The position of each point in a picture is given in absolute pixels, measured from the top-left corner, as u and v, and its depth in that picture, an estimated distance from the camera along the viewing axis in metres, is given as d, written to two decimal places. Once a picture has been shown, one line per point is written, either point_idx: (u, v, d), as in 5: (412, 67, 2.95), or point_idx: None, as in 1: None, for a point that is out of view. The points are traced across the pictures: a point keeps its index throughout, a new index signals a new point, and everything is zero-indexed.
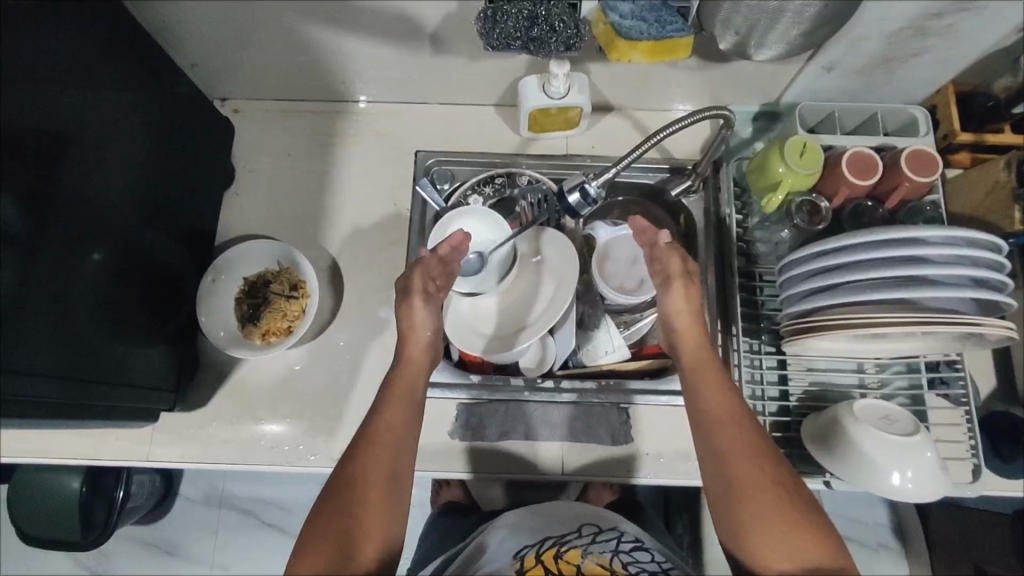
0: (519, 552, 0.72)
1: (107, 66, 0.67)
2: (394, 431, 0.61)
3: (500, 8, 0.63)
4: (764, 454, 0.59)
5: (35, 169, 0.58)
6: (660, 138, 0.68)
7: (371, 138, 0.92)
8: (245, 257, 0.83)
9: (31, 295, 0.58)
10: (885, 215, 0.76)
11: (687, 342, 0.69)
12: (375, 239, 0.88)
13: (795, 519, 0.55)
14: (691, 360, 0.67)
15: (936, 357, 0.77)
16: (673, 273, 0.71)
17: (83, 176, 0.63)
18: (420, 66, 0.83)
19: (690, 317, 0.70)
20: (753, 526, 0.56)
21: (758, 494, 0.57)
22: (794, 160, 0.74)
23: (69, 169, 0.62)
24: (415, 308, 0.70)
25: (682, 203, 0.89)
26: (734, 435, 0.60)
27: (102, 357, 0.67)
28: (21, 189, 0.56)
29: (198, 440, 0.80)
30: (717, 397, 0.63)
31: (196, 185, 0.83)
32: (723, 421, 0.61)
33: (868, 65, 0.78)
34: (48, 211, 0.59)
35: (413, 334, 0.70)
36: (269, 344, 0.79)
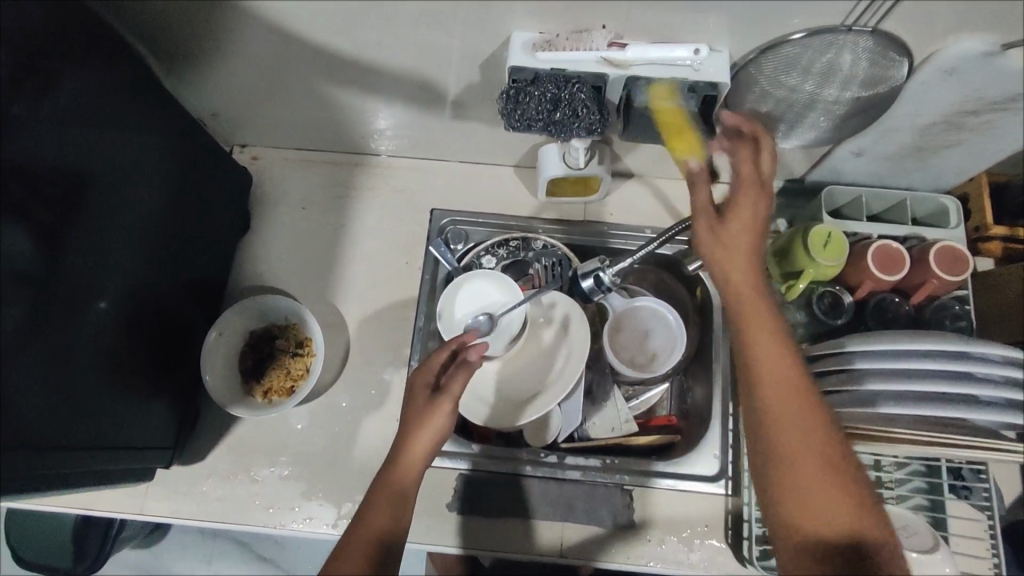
0: None
1: (133, 112, 0.68)
2: (391, 530, 0.56)
3: (523, 90, 0.63)
4: (817, 416, 0.52)
5: (53, 206, 0.58)
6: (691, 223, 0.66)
7: (387, 193, 0.91)
8: (249, 313, 0.81)
9: (37, 339, 0.57)
10: (910, 312, 0.74)
11: (731, 261, 0.58)
12: (385, 297, 0.87)
13: (846, 491, 0.49)
14: (740, 300, 0.57)
15: (958, 461, 0.74)
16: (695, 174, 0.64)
17: (101, 231, 0.64)
18: (440, 127, 0.83)
19: (748, 236, 0.59)
20: (792, 471, 0.50)
21: (809, 456, 0.50)
22: (817, 251, 0.72)
23: (86, 224, 0.62)
24: (443, 406, 0.61)
25: (699, 276, 0.88)
26: (778, 363, 0.53)
27: (99, 414, 0.66)
28: (39, 238, 0.56)
29: (193, 497, 0.78)
30: (751, 297, 0.57)
31: (211, 234, 0.83)
32: (774, 377, 0.53)
33: (898, 154, 0.76)
34: (64, 255, 0.59)
35: (424, 426, 0.60)
36: (270, 403, 0.78)
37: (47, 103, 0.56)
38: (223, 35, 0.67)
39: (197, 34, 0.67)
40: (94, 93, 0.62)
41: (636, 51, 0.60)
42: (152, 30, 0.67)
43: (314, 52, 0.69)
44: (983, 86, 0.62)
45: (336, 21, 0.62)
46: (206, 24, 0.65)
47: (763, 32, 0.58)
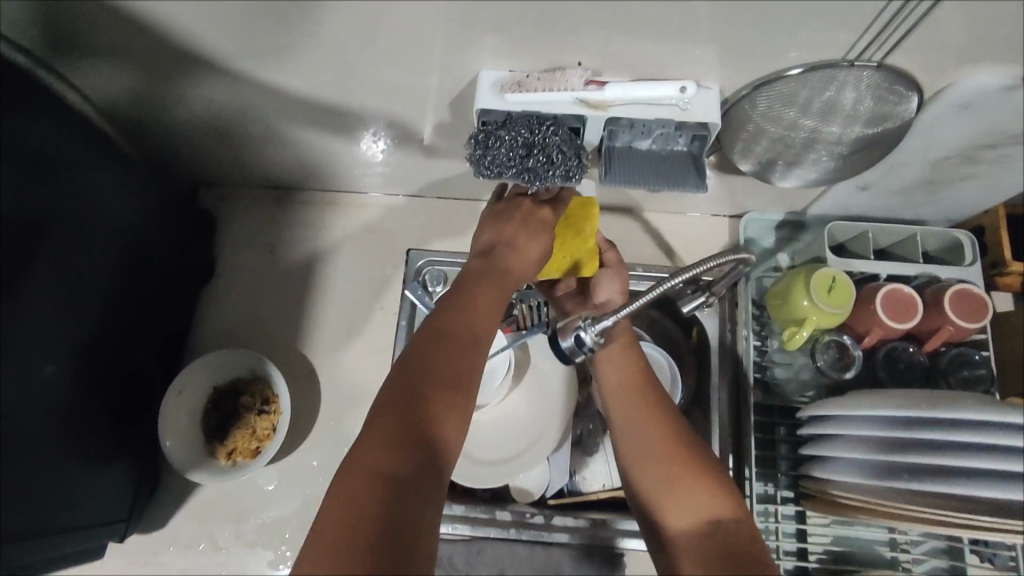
0: None
1: (86, 155, 0.63)
2: (440, 372, 0.47)
3: (493, 133, 0.57)
4: (669, 426, 0.57)
5: None
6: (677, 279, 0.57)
7: (361, 232, 0.86)
8: (213, 368, 0.76)
9: None
10: (925, 362, 0.68)
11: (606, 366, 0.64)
12: (359, 345, 0.81)
13: (691, 473, 0.53)
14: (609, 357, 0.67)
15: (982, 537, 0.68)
16: (607, 263, 0.71)
17: (47, 294, 0.58)
18: (414, 164, 0.77)
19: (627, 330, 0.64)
20: (647, 463, 0.56)
21: (659, 444, 0.56)
22: (821, 295, 0.66)
23: (29, 285, 0.56)
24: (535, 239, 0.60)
25: (695, 316, 0.82)
26: (631, 397, 0.60)
27: (44, 493, 0.60)
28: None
29: (153, 568, 0.73)
30: (622, 366, 0.63)
31: (170, 283, 0.78)
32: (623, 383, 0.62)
33: (907, 188, 0.70)
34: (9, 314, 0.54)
35: (522, 256, 0.58)
36: (234, 467, 0.72)
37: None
38: (172, 78, 0.62)
39: (144, 79, 0.62)
40: (34, 144, 0.56)
41: (615, 90, 0.54)
42: (94, 76, 0.62)
43: (270, 93, 0.63)
44: (1002, 121, 0.56)
45: (289, 63, 0.57)
46: (150, 68, 0.60)
47: (756, 68, 0.52)
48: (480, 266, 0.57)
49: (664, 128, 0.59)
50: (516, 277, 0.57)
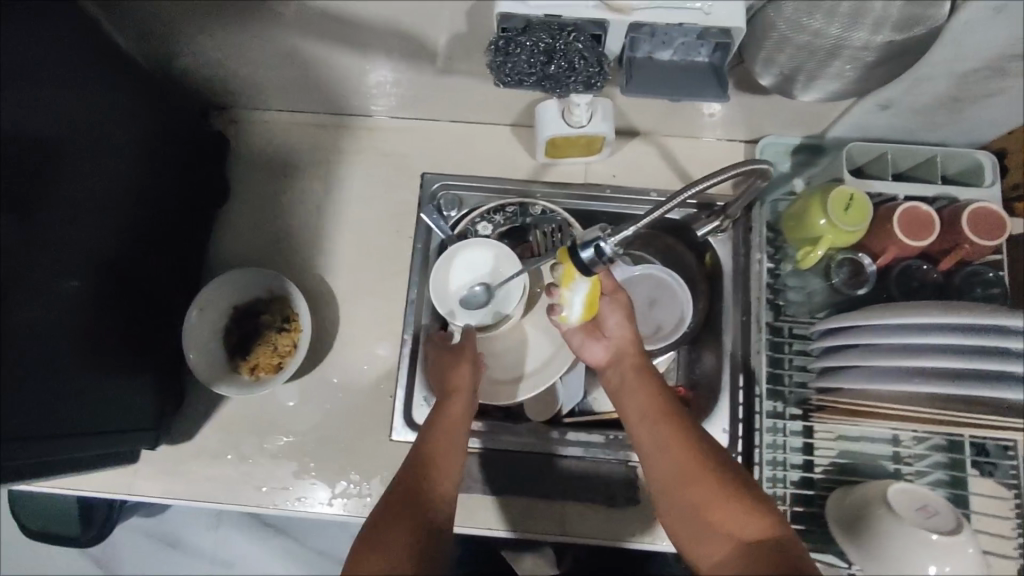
0: None
1: (97, 72, 0.63)
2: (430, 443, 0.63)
3: (513, 39, 0.56)
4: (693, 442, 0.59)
5: (27, 176, 0.54)
6: (695, 191, 0.59)
7: (375, 156, 0.85)
8: (235, 287, 0.77)
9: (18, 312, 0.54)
10: (938, 279, 0.68)
11: (635, 388, 0.65)
12: (374, 267, 0.82)
13: (727, 495, 0.55)
14: (624, 358, 0.68)
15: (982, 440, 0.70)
16: (608, 290, 0.70)
17: (54, 212, 0.58)
18: (426, 82, 0.77)
19: (630, 342, 0.69)
20: (681, 484, 0.57)
21: (691, 475, 0.57)
22: (838, 214, 0.66)
23: (48, 196, 0.57)
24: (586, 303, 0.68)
25: (708, 241, 0.83)
26: (655, 424, 0.61)
27: (64, 407, 0.61)
28: (19, 221, 0.54)
29: (181, 476, 0.76)
30: (636, 390, 0.65)
31: (185, 201, 0.78)
32: (649, 408, 0.63)
33: (930, 106, 0.69)
34: (38, 223, 0.56)
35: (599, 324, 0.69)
36: (257, 381, 0.75)
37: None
38: None
39: None
40: (49, 56, 0.57)
41: None
42: None
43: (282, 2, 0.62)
44: None
45: None
46: None
47: None
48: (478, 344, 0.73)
49: (685, 37, 0.57)
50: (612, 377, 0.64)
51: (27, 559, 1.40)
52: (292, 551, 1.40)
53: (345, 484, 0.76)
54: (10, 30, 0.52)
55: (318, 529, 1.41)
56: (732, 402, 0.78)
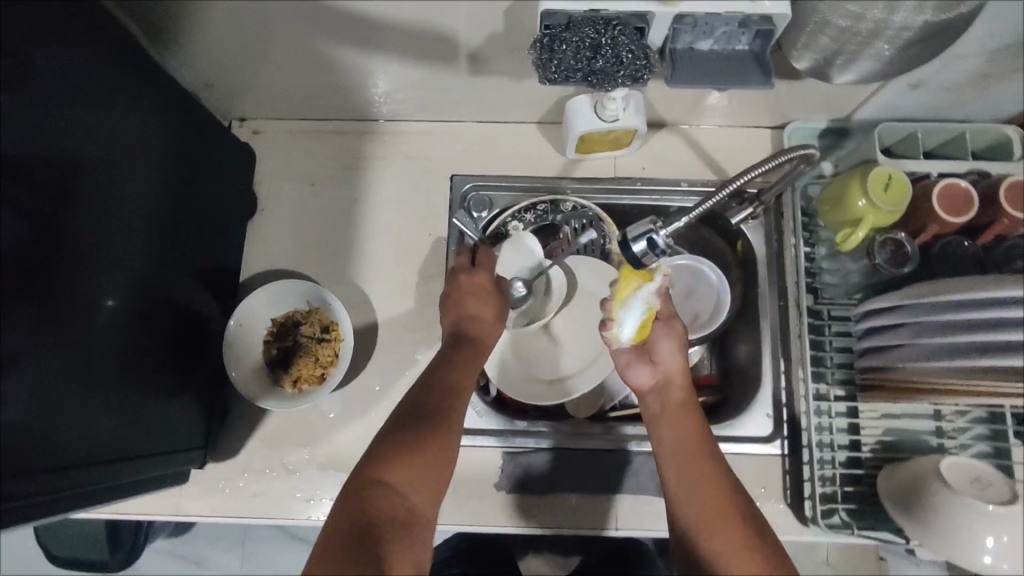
0: None
1: (121, 87, 0.62)
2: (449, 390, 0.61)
3: (558, 35, 0.56)
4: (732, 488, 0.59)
5: (48, 197, 0.53)
6: (745, 180, 0.62)
7: (402, 160, 0.85)
8: (273, 299, 0.77)
9: (49, 333, 0.53)
10: (978, 253, 0.69)
11: (676, 422, 0.64)
12: (409, 272, 0.82)
13: (753, 550, 0.54)
14: (670, 392, 0.67)
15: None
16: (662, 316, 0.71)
17: (84, 231, 0.57)
18: (455, 83, 0.76)
19: (680, 375, 0.68)
20: (708, 532, 0.56)
21: (723, 517, 0.57)
22: (878, 194, 0.67)
23: (77, 215, 0.56)
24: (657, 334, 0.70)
25: (740, 229, 0.83)
26: (694, 464, 0.61)
27: (108, 429, 0.60)
28: (42, 242, 0.53)
29: (228, 493, 0.76)
30: (679, 425, 0.64)
31: (218, 216, 0.77)
32: (690, 445, 0.62)
33: (960, 83, 0.70)
34: (63, 242, 0.55)
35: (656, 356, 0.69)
36: (302, 393, 0.74)
37: (18, 92, 0.50)
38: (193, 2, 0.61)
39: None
40: (74, 75, 0.56)
41: None
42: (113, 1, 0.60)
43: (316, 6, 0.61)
44: None
45: None
46: None
47: None
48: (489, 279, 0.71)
49: (727, 26, 0.58)
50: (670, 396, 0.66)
51: None
52: None
53: None
54: (23, 50, 0.51)
55: None
56: (775, 386, 0.78)
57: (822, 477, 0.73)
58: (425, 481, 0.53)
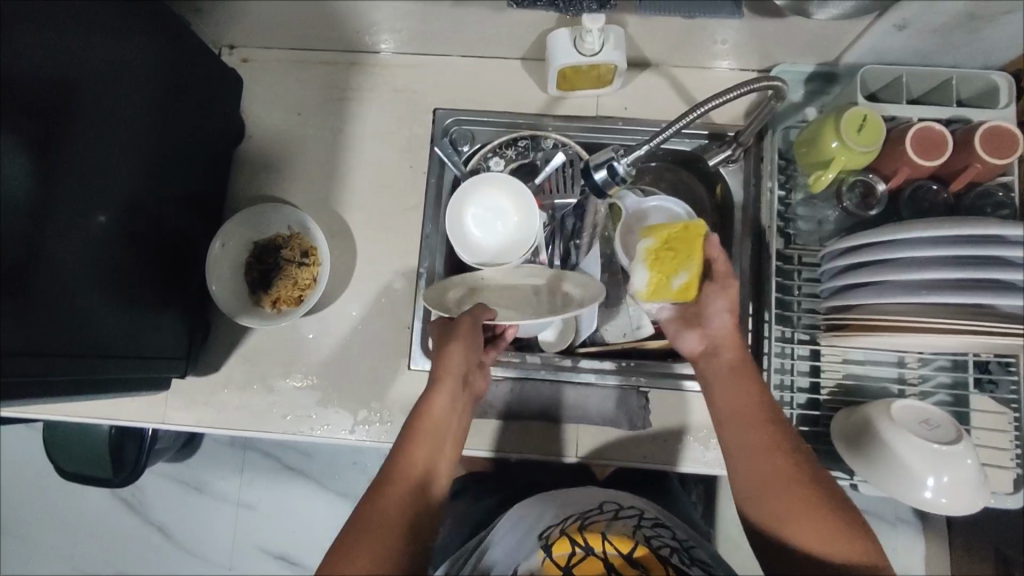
0: (546, 530, 0.66)
1: (110, 9, 0.64)
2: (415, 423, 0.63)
3: None
4: (790, 450, 0.60)
5: (39, 114, 0.56)
6: (704, 110, 0.63)
7: (387, 93, 0.86)
8: (254, 222, 0.80)
9: (38, 242, 0.57)
10: (949, 201, 0.69)
11: (728, 383, 0.65)
12: (389, 204, 0.84)
13: (816, 512, 0.56)
14: (724, 354, 0.67)
15: (986, 356, 0.72)
16: (716, 275, 0.67)
17: (75, 147, 0.60)
18: (437, 15, 0.76)
19: (732, 333, 0.68)
20: (768, 492, 0.59)
21: (778, 482, 0.59)
22: (851, 135, 0.67)
23: (70, 135, 0.59)
24: (707, 295, 0.68)
25: (720, 172, 0.83)
26: (751, 431, 0.62)
27: (99, 336, 0.64)
28: (33, 158, 0.55)
29: (212, 406, 0.80)
30: (734, 388, 0.65)
31: (205, 142, 0.80)
32: (746, 409, 0.63)
33: (946, 26, 0.69)
34: (56, 159, 0.58)
35: (708, 313, 0.68)
36: (280, 313, 0.77)
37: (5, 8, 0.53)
38: None
39: None
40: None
41: None
42: None
43: None
44: None
45: None
46: None
47: None
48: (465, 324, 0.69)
49: None
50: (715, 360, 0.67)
51: (64, 499, 1.48)
52: (312, 493, 1.45)
53: (366, 412, 0.79)
54: None
55: (337, 471, 1.46)
56: (741, 328, 0.80)
57: (780, 417, 0.75)
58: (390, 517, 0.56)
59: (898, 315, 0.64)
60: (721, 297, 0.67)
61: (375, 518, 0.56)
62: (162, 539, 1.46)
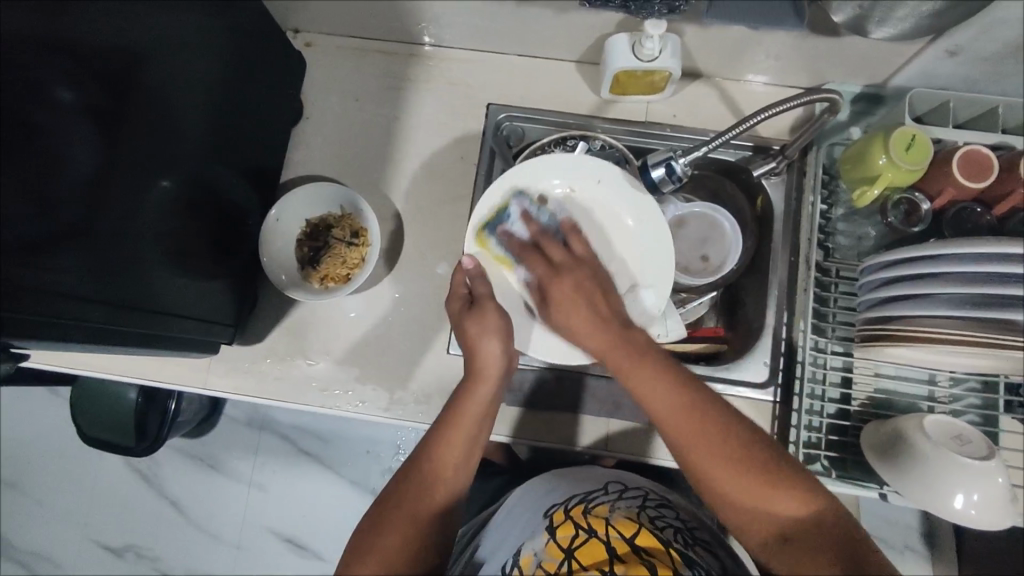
0: (548, 510, 0.70)
1: None
2: (449, 419, 0.65)
3: None
4: (717, 443, 0.57)
5: (108, 79, 0.59)
6: (752, 125, 0.68)
7: (443, 85, 0.89)
8: (308, 201, 0.82)
9: (102, 197, 0.59)
10: (992, 223, 0.71)
11: (643, 390, 0.60)
12: (439, 191, 0.86)
13: (766, 495, 0.55)
14: (618, 359, 0.62)
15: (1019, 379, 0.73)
16: (582, 258, 0.71)
17: (145, 112, 0.63)
18: (501, 12, 0.79)
19: (583, 319, 0.65)
20: (726, 498, 0.57)
21: (725, 481, 0.56)
22: (899, 153, 0.68)
23: (139, 99, 0.62)
24: (555, 281, 0.68)
25: (762, 184, 0.85)
26: (679, 435, 0.58)
27: (156, 294, 0.66)
28: (97, 127, 0.58)
29: (252, 374, 0.82)
30: (648, 393, 0.60)
31: (266, 119, 0.82)
32: (674, 420, 0.58)
33: (998, 54, 0.71)
34: (122, 121, 0.60)
35: (562, 307, 0.67)
36: (327, 289, 0.80)
37: None
38: None
39: None
40: None
41: None
42: None
43: None
44: None
45: None
46: None
47: None
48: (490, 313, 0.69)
49: None
50: (617, 364, 0.62)
51: (80, 465, 1.50)
52: (325, 478, 1.47)
53: (403, 391, 0.80)
54: None
55: (351, 459, 1.47)
56: (775, 336, 0.81)
57: (809, 425, 0.77)
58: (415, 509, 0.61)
59: (929, 327, 0.66)
60: (596, 294, 0.66)
61: (401, 512, 0.60)
62: (173, 512, 1.48)
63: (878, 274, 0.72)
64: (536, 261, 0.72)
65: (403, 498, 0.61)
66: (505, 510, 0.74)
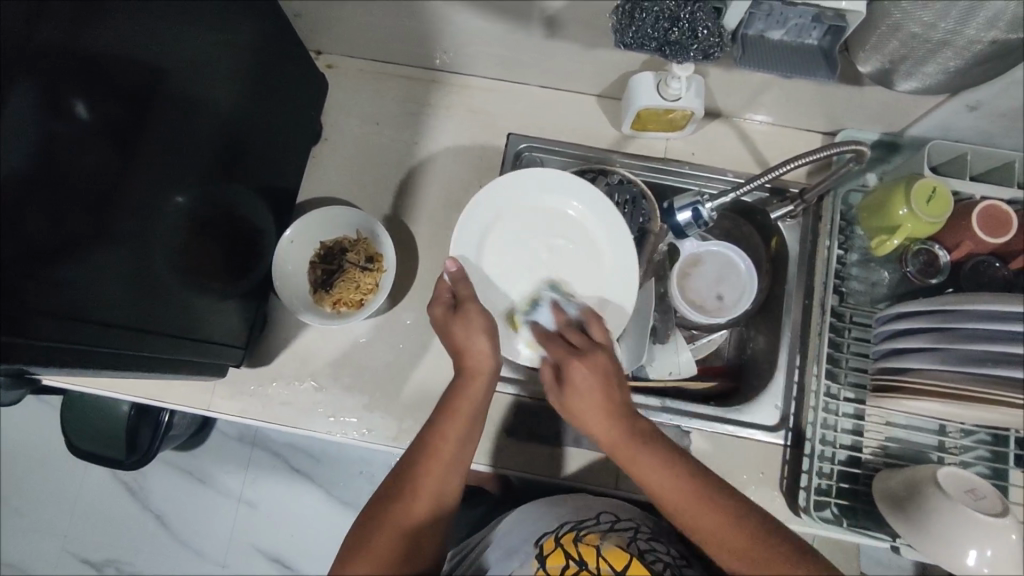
0: (539, 538, 0.68)
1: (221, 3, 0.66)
2: (437, 415, 0.64)
3: (640, 4, 0.59)
4: (719, 514, 0.55)
5: (132, 97, 0.56)
6: (779, 172, 0.68)
7: (463, 113, 0.89)
8: (324, 223, 0.81)
9: (122, 216, 0.57)
10: (1007, 276, 0.72)
11: (633, 467, 0.59)
12: (455, 218, 0.86)
13: (775, 559, 0.53)
14: (614, 444, 0.61)
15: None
16: (600, 340, 0.68)
17: (164, 130, 0.61)
18: (528, 45, 0.80)
19: (598, 391, 0.61)
20: (732, 557, 0.54)
21: (724, 547, 0.55)
22: (921, 205, 0.69)
23: (159, 117, 0.60)
24: (575, 376, 0.63)
25: (777, 226, 0.86)
26: (691, 515, 0.56)
27: (167, 313, 0.65)
28: (110, 146, 0.55)
29: (258, 398, 0.80)
30: (643, 472, 0.58)
31: (285, 139, 0.82)
32: (673, 498, 0.57)
33: (1015, 112, 0.72)
34: (143, 139, 0.58)
35: (574, 389, 0.62)
36: (339, 313, 0.79)
37: None
38: None
39: None
40: None
41: None
42: None
43: None
44: None
45: None
46: None
47: None
48: (453, 319, 0.68)
49: (801, 19, 0.63)
50: (622, 446, 0.60)
51: (63, 476, 1.46)
52: (316, 498, 1.44)
53: (411, 421, 0.79)
54: None
55: (343, 479, 1.44)
56: (788, 379, 0.81)
57: (820, 472, 0.76)
58: (404, 506, 0.59)
59: (948, 380, 0.66)
60: (617, 381, 0.63)
61: (391, 510, 0.59)
62: (157, 528, 1.44)
63: (893, 324, 0.71)
64: (554, 346, 0.68)
65: (390, 498, 0.60)
66: (495, 537, 0.71)
